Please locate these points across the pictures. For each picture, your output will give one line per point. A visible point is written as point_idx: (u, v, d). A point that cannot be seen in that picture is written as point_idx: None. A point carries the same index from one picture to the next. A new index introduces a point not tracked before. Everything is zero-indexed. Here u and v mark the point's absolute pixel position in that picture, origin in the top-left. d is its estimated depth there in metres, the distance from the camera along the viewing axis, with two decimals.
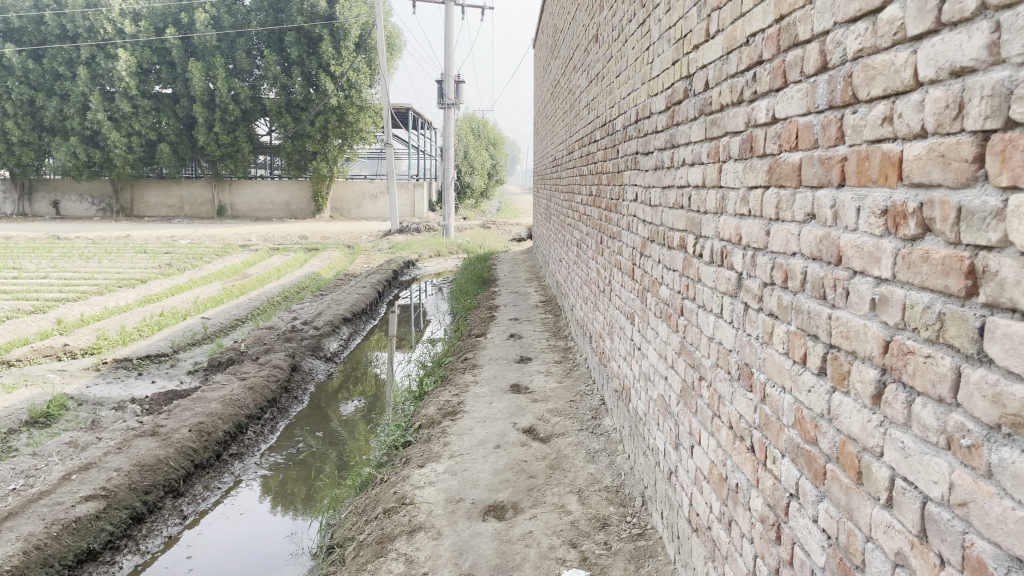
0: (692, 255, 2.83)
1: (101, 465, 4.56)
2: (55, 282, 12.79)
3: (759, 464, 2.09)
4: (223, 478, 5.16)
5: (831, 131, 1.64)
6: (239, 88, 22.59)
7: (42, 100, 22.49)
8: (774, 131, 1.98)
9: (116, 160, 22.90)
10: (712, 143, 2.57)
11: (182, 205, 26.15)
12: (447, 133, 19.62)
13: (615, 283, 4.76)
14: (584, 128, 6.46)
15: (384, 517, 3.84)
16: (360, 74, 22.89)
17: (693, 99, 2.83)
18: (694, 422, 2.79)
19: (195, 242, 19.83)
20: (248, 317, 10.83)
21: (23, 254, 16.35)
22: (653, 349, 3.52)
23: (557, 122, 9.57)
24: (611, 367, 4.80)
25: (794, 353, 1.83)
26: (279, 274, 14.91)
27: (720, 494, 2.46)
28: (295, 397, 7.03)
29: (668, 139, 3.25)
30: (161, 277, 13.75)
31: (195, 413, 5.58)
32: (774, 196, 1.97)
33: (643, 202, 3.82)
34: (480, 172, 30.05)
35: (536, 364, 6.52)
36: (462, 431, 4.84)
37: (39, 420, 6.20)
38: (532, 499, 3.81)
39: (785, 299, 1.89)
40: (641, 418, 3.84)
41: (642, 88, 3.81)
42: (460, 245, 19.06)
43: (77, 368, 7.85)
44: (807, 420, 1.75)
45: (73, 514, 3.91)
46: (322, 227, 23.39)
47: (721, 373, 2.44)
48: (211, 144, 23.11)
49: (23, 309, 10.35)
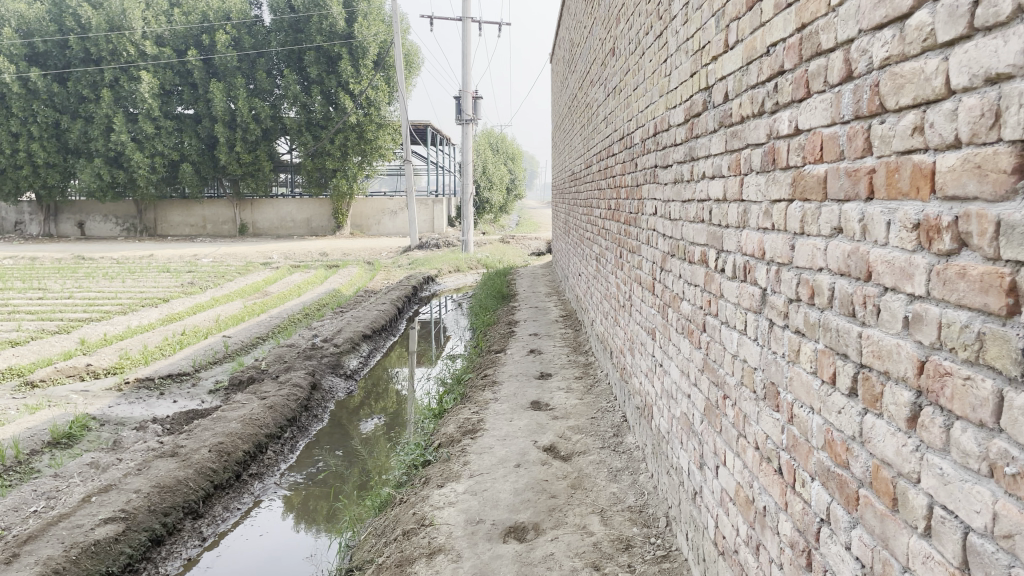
0: (713, 270, 2.76)
1: (121, 486, 4.56)
2: (79, 302, 12.90)
3: (788, 486, 2.01)
4: (242, 498, 5.13)
5: (858, 142, 1.58)
6: (260, 107, 22.82)
7: (67, 122, 22.84)
8: (798, 142, 1.92)
9: (139, 181, 23.20)
10: (732, 156, 2.52)
11: (204, 224, 26.43)
12: (465, 149, 19.66)
13: (635, 298, 4.69)
14: (602, 141, 6.41)
15: (403, 538, 3.79)
16: (379, 92, 23.03)
17: (713, 111, 2.77)
18: (719, 441, 2.72)
19: (218, 261, 19.99)
20: (269, 335, 10.85)
21: (48, 275, 16.54)
22: (675, 366, 3.45)
23: (575, 136, 9.54)
24: (633, 384, 4.73)
25: (822, 372, 1.76)
26: (300, 291, 14.96)
27: (747, 516, 2.38)
28: (314, 415, 7.00)
29: (687, 152, 3.19)
30: (183, 296, 13.86)
31: (214, 433, 5.57)
32: (799, 209, 1.91)
33: (663, 216, 3.76)
34: (499, 187, 30.11)
35: (556, 380, 6.45)
36: (482, 450, 4.78)
37: (61, 441, 6.21)
38: (554, 519, 3.74)
39: (812, 316, 1.82)
40: (664, 436, 3.76)
41: (661, 100, 3.76)
42: (480, 260, 19.05)
43: (100, 388, 7.88)
44: (838, 442, 1.68)
45: (93, 537, 3.90)
46: (342, 244, 23.50)
47: (746, 392, 2.37)
48: (233, 163, 23.33)
49: (47, 329, 10.44)
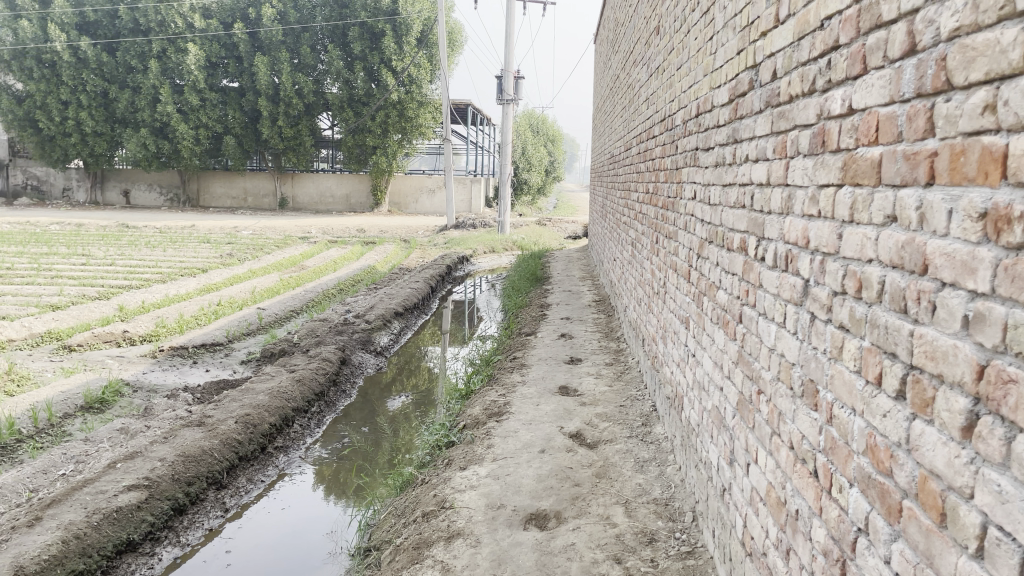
0: (753, 258, 2.63)
1: (146, 454, 4.57)
2: (120, 269, 13.08)
3: (824, 491, 1.89)
4: (267, 471, 5.13)
5: (919, 123, 1.45)
6: (303, 82, 22.88)
7: (115, 92, 23.18)
8: (850, 123, 1.78)
9: (183, 152, 23.46)
10: (778, 138, 2.37)
11: (245, 196, 26.70)
12: (506, 129, 19.48)
13: (670, 285, 4.56)
14: (643, 123, 6.24)
15: (422, 520, 3.73)
16: (420, 70, 22.90)
17: (759, 90, 2.63)
18: (751, 438, 2.59)
19: (257, 233, 20.15)
20: (303, 309, 10.90)
21: (92, 241, 16.84)
22: (708, 357, 3.33)
23: (615, 118, 9.37)
24: (664, 373, 4.61)
25: (867, 372, 1.64)
26: (335, 266, 15.00)
27: (778, 519, 2.26)
28: (343, 391, 6.99)
29: (731, 133, 3.04)
30: (222, 267, 14.00)
31: (242, 404, 5.57)
32: (849, 195, 1.77)
33: (702, 201, 3.62)
34: (538, 169, 29.91)
35: (586, 366, 6.34)
36: (507, 433, 4.70)
37: (94, 406, 6.29)
38: (576, 508, 3.65)
39: (858, 311, 1.69)
40: (694, 428, 3.64)
41: (705, 79, 3.61)
42: (516, 241, 18.93)
43: (135, 354, 7.98)
44: (881, 449, 1.56)
45: (115, 504, 3.90)
46: (379, 221, 23.55)
47: (782, 388, 2.25)
48: (275, 137, 23.47)
49: (88, 295, 10.60)
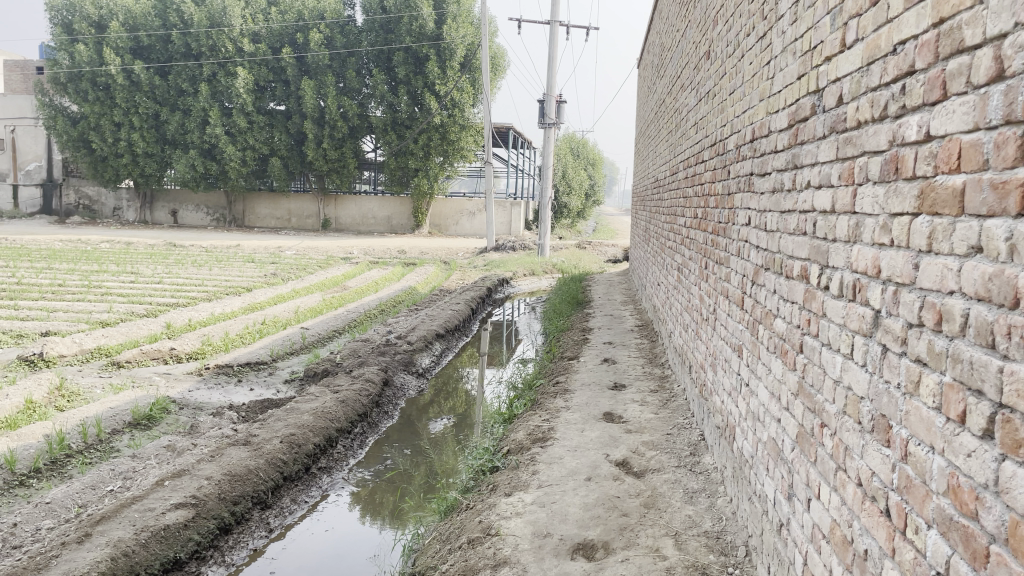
0: (816, 286, 2.56)
1: (193, 472, 4.60)
2: (168, 287, 13.34)
3: (897, 532, 1.81)
4: (310, 492, 5.13)
5: (1008, 150, 1.39)
6: (348, 106, 23.25)
7: (166, 114, 23.80)
8: (928, 150, 1.73)
9: (230, 173, 23.91)
10: (845, 164, 2.32)
11: (289, 217, 27.12)
12: (547, 153, 19.51)
13: (720, 312, 4.48)
14: (691, 147, 6.20)
15: (468, 547, 3.69)
16: (463, 94, 23.11)
17: (823, 116, 2.57)
18: (813, 473, 2.51)
19: (300, 253, 20.42)
20: (345, 329, 10.97)
21: (141, 260, 17.21)
22: (764, 387, 3.25)
23: (660, 142, 9.32)
24: (713, 402, 4.51)
25: (948, 410, 1.57)
26: (377, 287, 15.10)
27: (843, 558, 2.18)
28: (385, 412, 6.99)
29: (790, 158, 2.98)
30: (266, 286, 14.19)
31: (287, 424, 5.60)
32: (926, 225, 1.71)
33: (757, 227, 3.56)
34: (578, 192, 29.92)
35: (631, 392, 6.26)
36: (552, 460, 4.64)
37: (141, 422, 6.37)
38: (624, 539, 3.58)
39: (938, 344, 1.63)
40: (747, 459, 3.55)
41: (761, 104, 3.56)
42: (556, 264, 18.89)
43: (182, 372, 8.10)
44: (965, 490, 1.48)
45: (162, 522, 3.93)
46: (420, 243, 23.72)
47: (849, 422, 2.17)
48: (320, 159, 23.84)
49: (137, 312, 10.81)
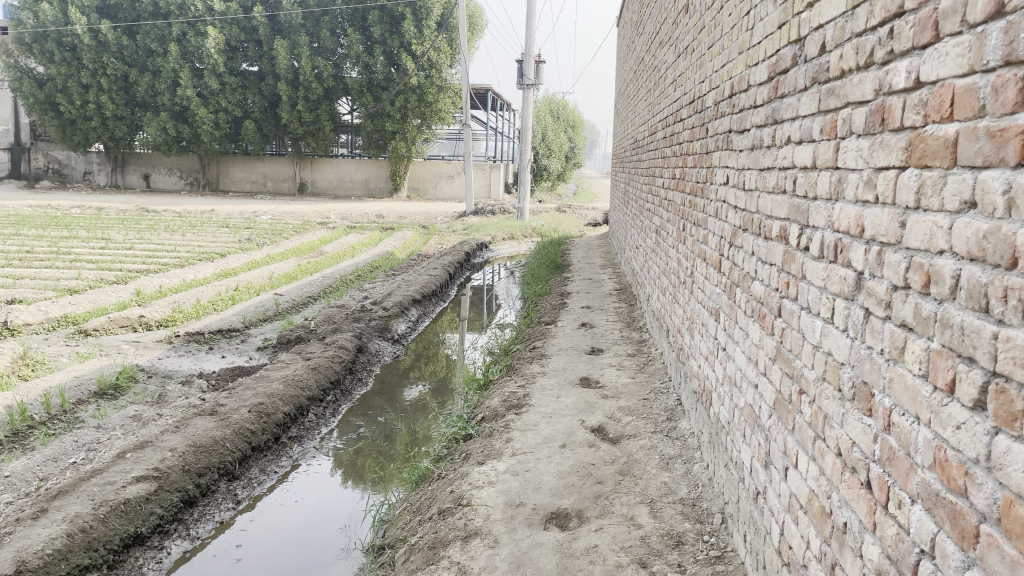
0: (795, 248, 2.44)
1: (157, 444, 4.46)
2: (139, 254, 13.03)
3: (878, 506, 1.72)
4: (280, 461, 5.01)
5: (1007, 95, 1.26)
6: (323, 66, 22.76)
7: (135, 76, 23.18)
8: (916, 99, 1.60)
9: (203, 136, 23.39)
10: (826, 117, 2.18)
11: (264, 180, 26.69)
12: (526, 114, 19.20)
13: (697, 275, 4.38)
14: (670, 106, 6.04)
15: (438, 518, 3.60)
16: (441, 54, 22.65)
17: (804, 67, 2.43)
18: (790, 441, 2.42)
19: (276, 218, 20.09)
20: (320, 295, 10.79)
21: (112, 225, 16.82)
22: (742, 352, 3.15)
23: (639, 101, 9.16)
24: (690, 366, 4.43)
25: (935, 378, 1.46)
26: (354, 252, 14.88)
27: (821, 530, 2.10)
28: (359, 379, 6.86)
29: (770, 114, 2.85)
30: (241, 252, 13.94)
31: (256, 393, 5.45)
32: (914, 178, 1.59)
33: (735, 186, 3.44)
34: (558, 155, 29.67)
35: (608, 356, 6.17)
36: (526, 427, 4.54)
37: (107, 392, 6.21)
38: (598, 508, 3.50)
39: (925, 308, 1.51)
40: (724, 426, 3.47)
41: (740, 58, 3.41)
42: (535, 228, 18.74)
43: (151, 340, 7.90)
44: (953, 465, 1.38)
45: (123, 495, 3.81)
46: (398, 207, 23.42)
47: (828, 390, 2.07)
48: (295, 122, 23.37)
49: (106, 279, 10.54)
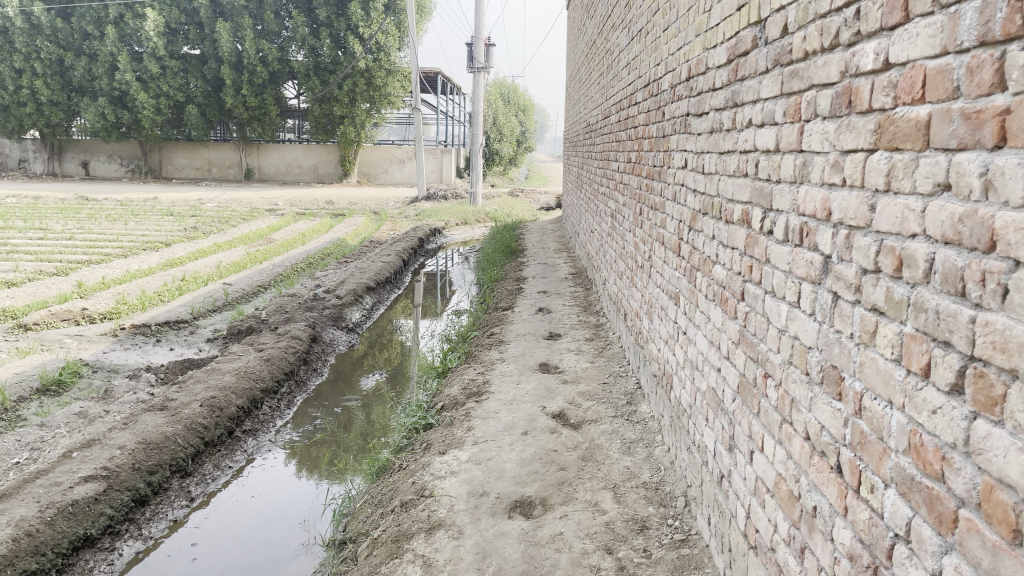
0: (758, 232, 2.43)
1: (105, 442, 4.30)
2: (79, 244, 12.60)
3: (849, 490, 1.72)
4: (235, 456, 4.89)
5: (983, 76, 1.24)
6: (267, 49, 22.23)
7: (71, 59, 22.33)
8: (885, 80, 1.58)
9: (144, 122, 22.69)
10: (790, 99, 2.17)
11: (209, 167, 26.02)
12: (477, 98, 19.05)
13: (656, 258, 4.37)
14: (624, 89, 6.02)
15: (401, 510, 3.54)
16: (389, 37, 22.31)
17: (765, 50, 2.42)
18: (756, 425, 2.42)
19: (223, 206, 19.64)
20: (270, 283, 10.56)
21: (51, 215, 16.23)
22: (703, 336, 3.15)
23: (591, 85, 9.15)
24: (649, 350, 4.44)
25: (908, 362, 1.45)
26: (304, 240, 14.61)
27: (789, 513, 2.10)
28: (313, 369, 6.73)
29: (729, 97, 2.83)
30: (187, 240, 13.58)
31: (207, 386, 5.31)
32: (884, 161, 1.58)
33: (693, 170, 3.43)
34: (509, 139, 29.60)
35: (566, 341, 6.16)
36: (487, 414, 4.50)
37: (50, 388, 5.99)
38: (563, 495, 3.48)
39: (898, 292, 1.50)
40: (686, 410, 3.47)
41: (697, 40, 3.39)
42: (488, 212, 18.67)
43: (95, 333, 7.64)
44: (928, 449, 1.38)
45: (70, 496, 3.66)
46: (348, 193, 23.09)
47: (795, 373, 2.07)
48: (239, 106, 22.80)
49: (46, 271, 10.16)
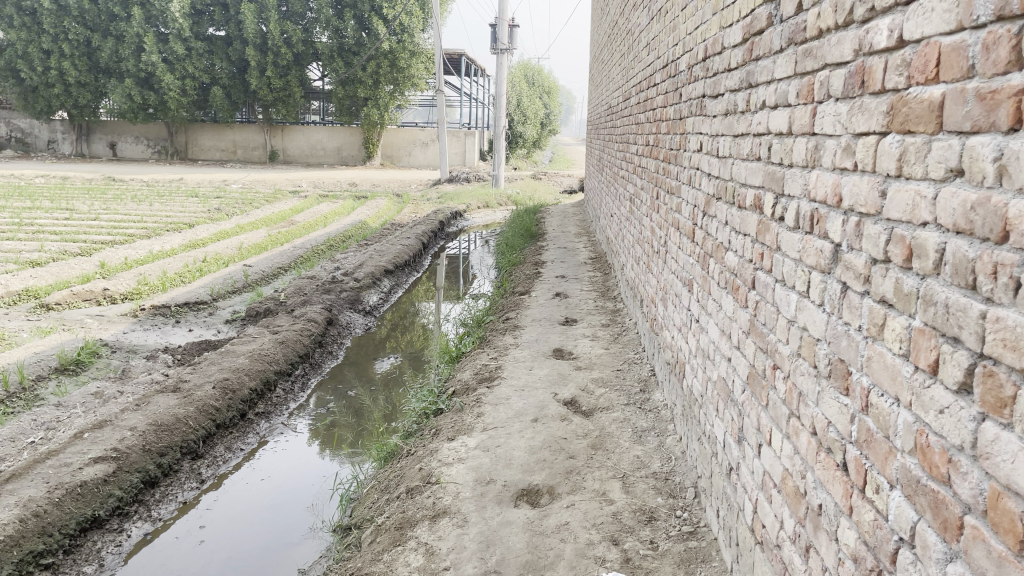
0: (770, 218, 2.34)
1: (116, 423, 4.32)
2: (104, 224, 12.70)
3: (855, 489, 1.64)
4: (247, 438, 4.89)
5: (999, 53, 1.15)
6: (292, 31, 22.22)
7: (98, 41, 22.45)
8: (898, 58, 1.49)
9: (170, 103, 22.84)
10: (803, 80, 2.07)
11: (235, 148, 26.14)
12: (500, 80, 18.90)
13: (671, 244, 4.29)
14: (643, 71, 5.91)
15: (406, 497, 3.51)
16: (413, 18, 22.17)
17: (780, 28, 2.32)
18: (764, 417, 2.34)
19: (246, 187, 19.72)
20: (291, 266, 10.58)
21: (78, 195, 16.37)
22: (715, 324, 3.07)
23: (613, 66, 9.00)
24: (663, 337, 4.36)
25: (918, 358, 1.37)
26: (325, 222, 14.62)
27: (795, 510, 2.03)
28: (329, 352, 6.72)
29: (744, 78, 2.73)
30: (209, 221, 13.64)
31: (221, 368, 5.32)
32: (896, 144, 1.49)
33: (708, 153, 3.34)
34: (533, 121, 29.40)
35: (582, 327, 6.09)
36: (498, 401, 4.45)
37: (68, 367, 6.04)
38: (570, 484, 3.43)
39: (907, 284, 1.42)
40: (697, 399, 3.40)
41: (714, 19, 3.28)
42: (510, 196, 18.58)
43: (115, 313, 7.70)
44: (935, 451, 1.30)
45: (79, 477, 3.68)
46: (371, 176, 23.10)
47: (804, 366, 1.98)
48: (264, 88, 22.85)
49: (69, 251, 10.25)
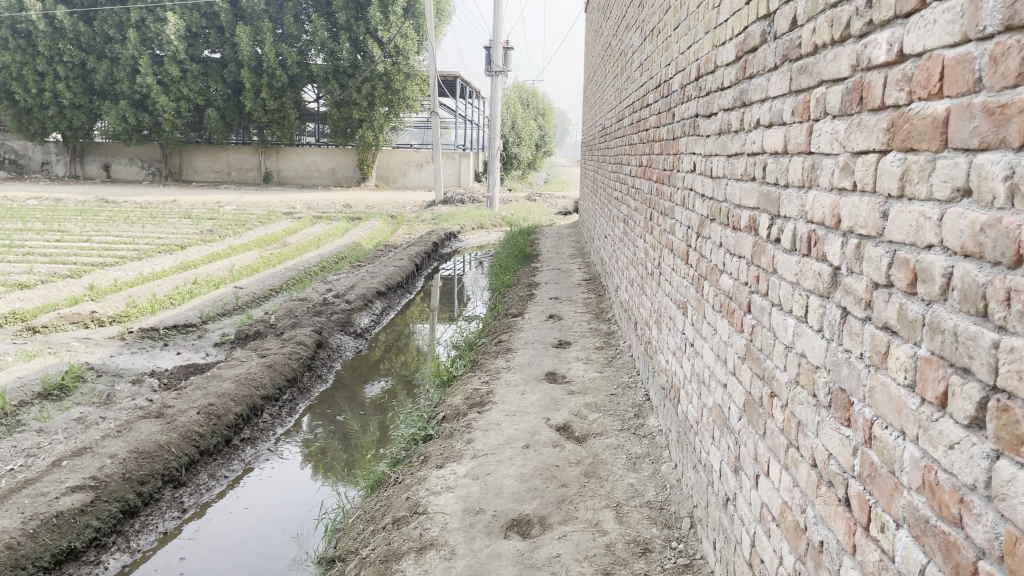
0: (765, 240, 2.27)
1: (96, 450, 4.20)
2: (95, 246, 12.59)
3: (858, 527, 1.55)
4: (232, 465, 4.77)
5: (1008, 65, 1.08)
6: (286, 53, 22.21)
7: (93, 63, 22.47)
8: (899, 72, 1.42)
9: (165, 125, 22.84)
10: (799, 97, 2.00)
11: (229, 170, 26.11)
12: (495, 102, 18.92)
13: (665, 265, 4.21)
14: (636, 92, 5.87)
15: (392, 528, 3.40)
16: (407, 40, 22.22)
17: (774, 44, 2.26)
18: (761, 446, 2.26)
19: (240, 208, 19.69)
20: (282, 287, 10.48)
21: (70, 217, 16.27)
22: (710, 348, 2.99)
23: (607, 87, 8.97)
24: (658, 361, 4.27)
25: (924, 389, 1.29)
26: (319, 243, 14.54)
27: (795, 546, 1.93)
28: (318, 375, 6.61)
29: (737, 96, 2.68)
30: (202, 243, 13.55)
31: (206, 393, 5.20)
32: (897, 163, 1.42)
33: (701, 173, 3.27)
34: (527, 143, 29.46)
35: (575, 350, 6.00)
36: (488, 427, 4.35)
37: (52, 392, 5.90)
38: (562, 513, 3.32)
39: (911, 310, 1.34)
40: (692, 425, 3.30)
41: (706, 37, 3.22)
42: (504, 217, 18.52)
43: (103, 336, 7.59)
44: (945, 489, 1.21)
45: (55, 508, 3.56)
46: (366, 197, 23.04)
47: (802, 394, 1.90)
48: (259, 110, 22.86)
49: (59, 273, 10.14)
